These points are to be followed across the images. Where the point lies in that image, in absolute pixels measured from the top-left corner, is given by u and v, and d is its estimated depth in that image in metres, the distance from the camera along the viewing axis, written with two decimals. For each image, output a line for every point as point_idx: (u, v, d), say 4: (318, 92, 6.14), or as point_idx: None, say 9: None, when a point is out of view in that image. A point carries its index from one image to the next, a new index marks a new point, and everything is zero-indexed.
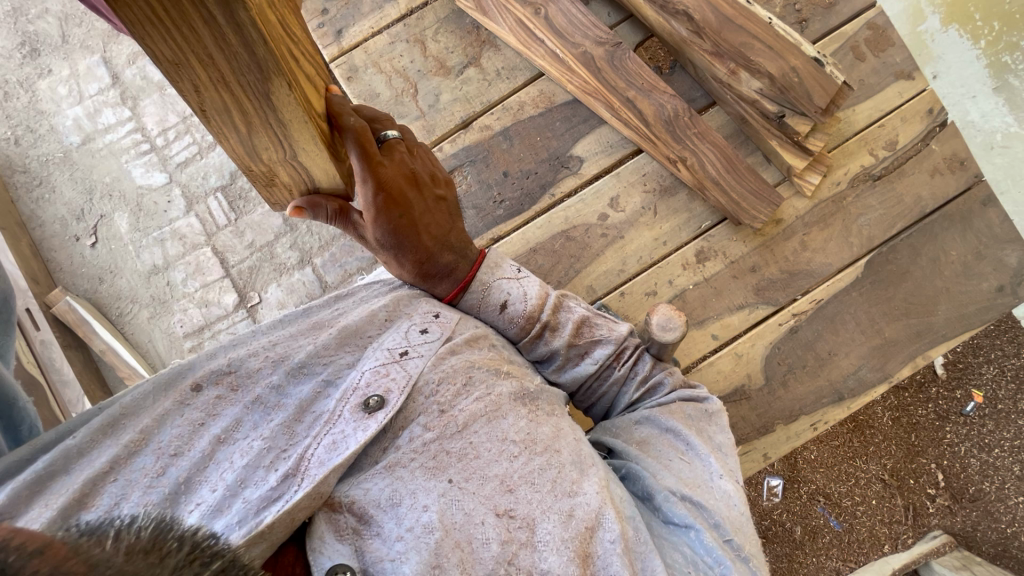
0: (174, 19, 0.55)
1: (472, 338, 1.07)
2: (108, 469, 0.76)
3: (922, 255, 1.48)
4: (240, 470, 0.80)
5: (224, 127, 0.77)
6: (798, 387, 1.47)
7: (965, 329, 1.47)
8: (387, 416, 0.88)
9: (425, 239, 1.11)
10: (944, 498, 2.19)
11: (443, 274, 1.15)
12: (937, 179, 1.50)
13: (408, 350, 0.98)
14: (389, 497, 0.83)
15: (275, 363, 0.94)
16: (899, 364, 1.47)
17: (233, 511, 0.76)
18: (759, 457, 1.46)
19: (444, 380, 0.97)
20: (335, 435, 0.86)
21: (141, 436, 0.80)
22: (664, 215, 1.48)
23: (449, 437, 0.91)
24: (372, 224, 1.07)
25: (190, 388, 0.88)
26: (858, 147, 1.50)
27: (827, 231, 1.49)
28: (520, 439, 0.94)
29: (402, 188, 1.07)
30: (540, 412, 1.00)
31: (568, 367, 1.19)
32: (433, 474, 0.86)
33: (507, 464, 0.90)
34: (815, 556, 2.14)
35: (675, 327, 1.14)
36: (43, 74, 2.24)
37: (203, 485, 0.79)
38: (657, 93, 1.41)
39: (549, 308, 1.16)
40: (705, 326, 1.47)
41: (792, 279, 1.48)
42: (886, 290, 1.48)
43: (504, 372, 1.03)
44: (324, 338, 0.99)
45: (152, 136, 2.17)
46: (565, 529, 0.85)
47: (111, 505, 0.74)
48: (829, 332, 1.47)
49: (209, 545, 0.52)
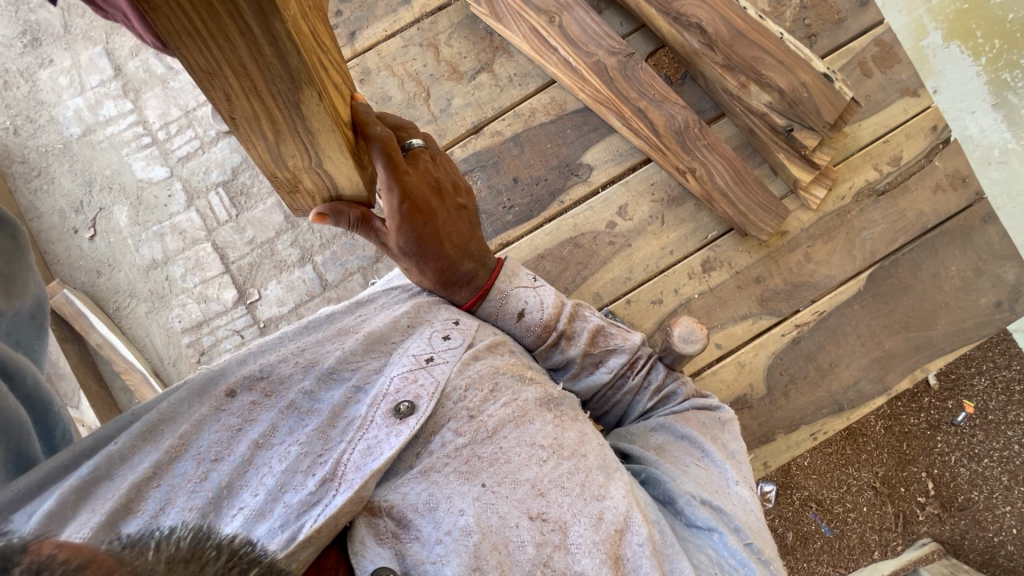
0: (211, 31, 0.56)
1: (492, 344, 1.08)
2: (152, 475, 0.75)
3: (923, 269, 1.51)
4: (279, 475, 0.81)
5: (252, 134, 0.78)
6: (798, 397, 1.49)
7: (963, 343, 1.50)
8: (419, 421, 0.89)
9: (447, 248, 1.12)
10: (934, 506, 2.22)
11: (463, 282, 1.16)
12: (939, 196, 1.52)
13: (435, 356, 0.99)
14: (426, 501, 0.84)
15: (306, 369, 0.94)
16: (898, 376, 1.49)
17: (275, 515, 0.76)
18: (759, 465, 1.48)
19: (470, 386, 0.97)
20: (368, 440, 0.87)
21: (181, 442, 0.80)
22: (671, 224, 1.50)
23: (480, 442, 0.92)
24: (395, 231, 1.07)
25: (225, 393, 0.88)
26: (864, 163, 1.52)
27: (831, 244, 1.51)
28: (548, 443, 0.95)
29: (426, 196, 1.08)
30: (564, 417, 1.01)
31: (583, 376, 1.20)
32: (466, 478, 0.87)
33: (537, 468, 0.91)
34: (807, 561, 2.18)
35: (696, 340, 1.15)
36: (44, 63, 2.22)
37: (244, 490, 0.78)
38: (669, 104, 1.43)
39: (564, 316, 1.18)
40: (709, 335, 1.49)
41: (796, 290, 1.50)
42: (887, 303, 1.50)
43: (527, 378, 1.04)
44: (352, 344, 1.00)
45: (154, 130, 2.16)
46: (596, 531, 0.87)
47: (156, 510, 0.72)
48: (830, 343, 1.50)
49: (245, 553, 0.56)
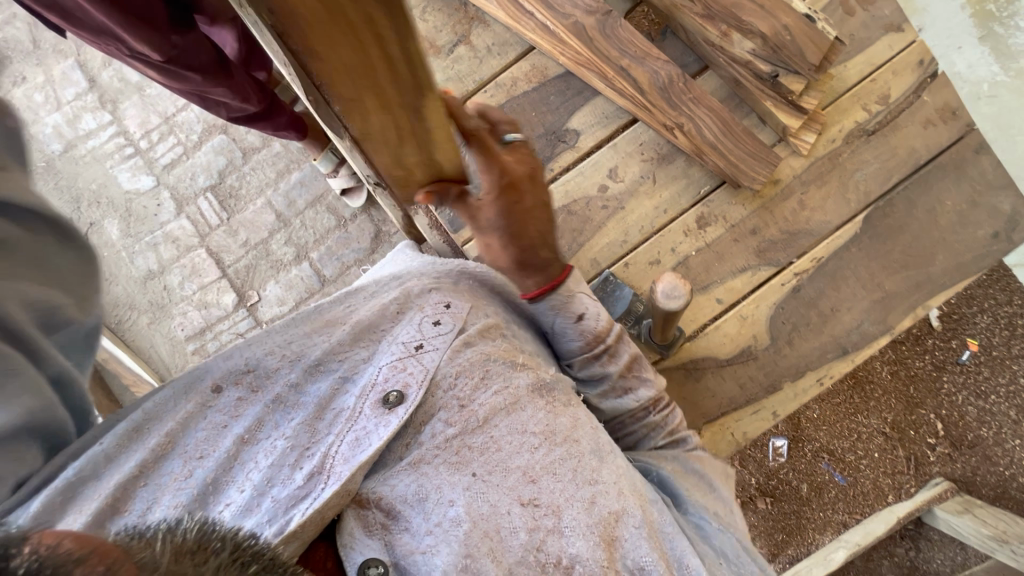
0: (341, 25, 0.63)
1: (484, 328, 1.04)
2: (138, 474, 0.79)
3: (918, 206, 1.50)
4: (267, 467, 0.83)
5: (381, 145, 0.84)
6: (802, 345, 1.49)
7: (965, 277, 1.49)
8: (408, 410, 0.90)
9: (532, 230, 1.06)
10: (945, 446, 2.24)
11: (541, 273, 1.13)
12: (931, 131, 1.50)
13: (423, 343, 0.99)
14: (415, 493, 0.86)
15: (292, 362, 0.95)
16: (901, 315, 1.49)
17: (263, 509, 0.79)
18: (769, 415, 1.47)
19: (461, 373, 0.97)
20: (355, 430, 0.88)
21: (167, 439, 0.82)
22: (664, 182, 1.49)
23: (470, 432, 0.92)
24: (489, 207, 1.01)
25: (211, 389, 0.89)
26: (851, 103, 1.51)
27: (825, 189, 1.50)
28: (540, 430, 0.94)
29: (521, 176, 1.02)
30: (556, 402, 0.99)
31: (607, 391, 1.18)
32: (456, 468, 0.89)
33: (528, 455, 0.92)
34: (822, 510, 2.21)
35: (679, 295, 1.15)
36: (16, 82, 2.20)
37: (232, 486, 0.81)
38: (651, 60, 1.41)
39: (615, 334, 1.18)
40: (709, 291, 1.49)
41: (792, 238, 1.49)
42: (884, 244, 1.50)
43: (519, 364, 1.01)
44: (337, 334, 0.99)
45: (135, 139, 2.14)
46: (588, 515, 0.89)
47: (145, 508, 0.77)
48: (830, 289, 1.50)
49: (249, 545, 0.56)
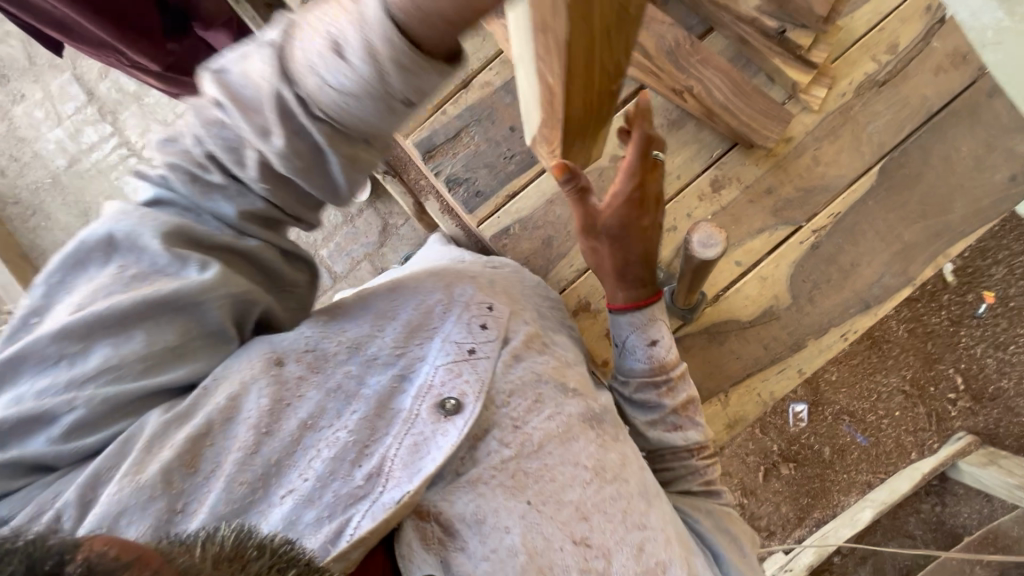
0: None
1: (526, 340, 1.08)
2: (206, 432, 0.80)
3: (933, 154, 1.49)
4: (328, 460, 0.83)
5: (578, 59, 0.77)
6: (824, 301, 1.49)
7: (983, 223, 1.47)
8: (466, 422, 0.90)
9: (637, 245, 1.17)
10: (966, 400, 2.24)
11: (633, 284, 1.20)
12: (941, 77, 1.49)
13: (474, 347, 0.99)
14: (474, 512, 0.89)
15: (350, 351, 0.94)
16: (922, 265, 1.48)
17: (324, 503, 0.80)
18: (794, 372, 1.49)
19: (515, 393, 0.99)
20: (414, 433, 0.89)
21: (233, 404, 0.83)
22: (675, 149, 1.52)
23: (526, 456, 0.95)
24: (611, 211, 1.13)
25: (275, 360, 0.88)
26: (860, 55, 1.50)
27: (838, 143, 1.49)
28: (591, 464, 0.98)
29: (648, 198, 1.15)
30: (606, 436, 1.03)
31: (649, 417, 1.21)
32: (513, 493, 0.91)
33: (581, 490, 0.95)
34: (847, 472, 2.22)
35: (714, 244, 1.15)
36: (18, 100, 2.43)
37: (293, 471, 0.82)
38: (656, 25, 1.40)
39: (678, 370, 1.20)
40: (728, 253, 1.50)
41: (808, 196, 1.49)
42: (900, 195, 1.49)
43: (570, 391, 1.05)
44: (389, 328, 0.99)
45: (138, 150, 2.34)
46: (637, 561, 0.94)
47: (212, 470, 0.79)
48: (849, 244, 1.49)
49: (287, 550, 0.56)
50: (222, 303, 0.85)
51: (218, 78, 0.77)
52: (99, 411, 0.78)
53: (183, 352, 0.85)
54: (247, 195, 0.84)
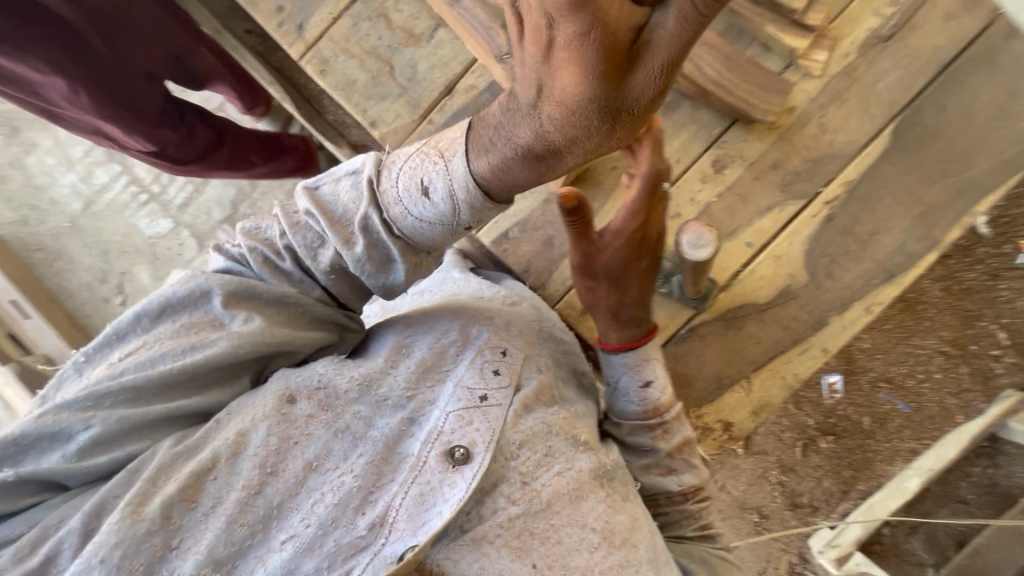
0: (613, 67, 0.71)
1: (538, 389, 1.03)
2: (211, 466, 0.83)
3: (950, 107, 1.39)
4: (330, 506, 0.83)
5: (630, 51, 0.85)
6: (844, 275, 1.42)
7: (1011, 175, 1.37)
8: (474, 474, 0.87)
9: (634, 285, 1.13)
10: (1014, 355, 2.08)
11: (627, 326, 1.18)
12: (952, 24, 1.39)
13: (485, 395, 0.96)
14: (476, 572, 0.86)
15: (361, 391, 0.94)
16: (946, 227, 1.39)
17: (323, 552, 0.81)
18: (818, 352, 1.41)
19: (524, 445, 0.95)
20: (420, 481, 0.87)
21: (241, 438, 0.85)
22: (672, 133, 1.46)
23: (534, 515, 0.91)
24: (612, 251, 1.09)
25: (287, 399, 0.90)
26: (861, 12, 1.42)
27: (845, 108, 1.41)
28: (600, 527, 0.95)
29: (653, 236, 1.11)
30: (614, 497, 1.00)
31: (642, 457, 1.18)
32: (518, 555, 0.88)
33: (588, 555, 0.92)
34: (888, 441, 2.14)
35: (705, 244, 1.18)
36: (29, 150, 2.47)
37: (295, 513, 0.82)
38: None
39: (673, 410, 1.18)
40: (737, 236, 1.44)
41: (817, 167, 1.41)
42: (918, 154, 1.40)
43: (581, 445, 1.02)
44: (401, 368, 0.98)
45: (148, 186, 2.40)
46: None
47: (212, 503, 0.81)
48: (866, 212, 1.41)
49: None
50: (252, 354, 0.92)
51: (312, 193, 0.98)
52: (113, 430, 0.84)
53: (200, 382, 0.91)
54: (307, 283, 1.00)
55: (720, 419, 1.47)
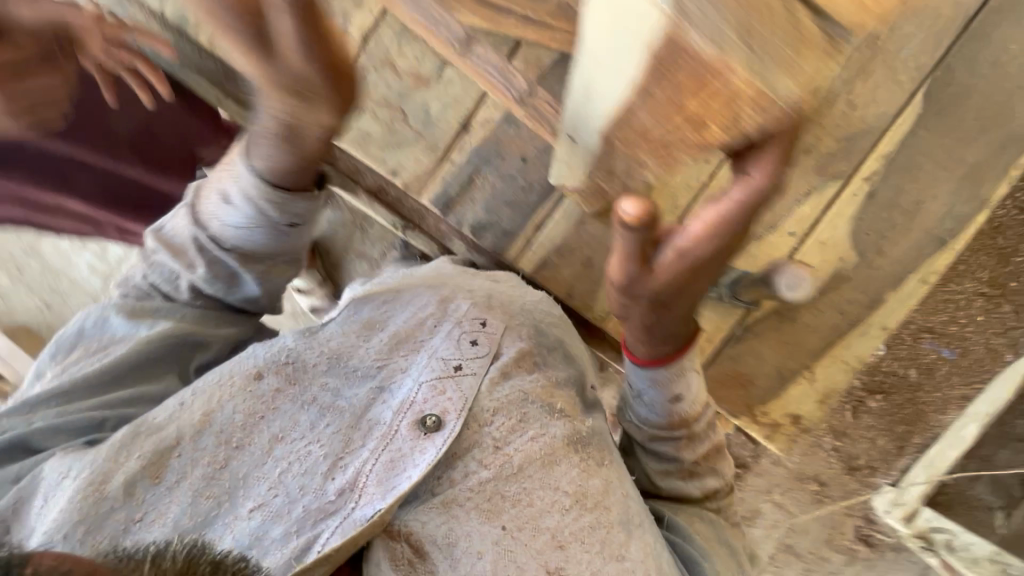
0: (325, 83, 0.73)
1: (517, 356, 0.99)
2: (176, 445, 0.80)
3: (982, 62, 1.29)
4: (295, 474, 0.81)
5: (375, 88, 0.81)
6: (894, 249, 1.38)
7: None
8: (445, 440, 0.86)
9: (676, 307, 0.88)
10: None
11: (659, 343, 0.98)
12: None
13: (461, 365, 0.94)
14: (443, 534, 0.83)
15: (330, 363, 0.93)
16: (994, 181, 1.34)
17: (292, 517, 0.78)
18: (880, 330, 1.42)
19: (500, 412, 0.92)
20: (388, 450, 0.85)
21: (206, 416, 0.83)
22: None
23: (504, 479, 0.87)
24: (660, 276, 0.82)
25: (254, 376, 0.88)
26: None
27: (872, 80, 1.26)
28: (573, 490, 0.88)
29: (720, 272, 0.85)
30: (589, 459, 0.93)
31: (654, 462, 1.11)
32: (487, 516, 0.84)
33: (558, 516, 0.86)
34: None
35: (801, 285, 1.24)
36: None
37: (258, 480, 0.80)
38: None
39: (705, 420, 1.08)
40: (781, 228, 1.34)
41: (852, 144, 1.29)
42: (951, 117, 1.31)
43: (557, 411, 0.95)
44: (371, 339, 0.98)
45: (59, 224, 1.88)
46: None
47: (173, 481, 0.78)
48: (908, 181, 1.35)
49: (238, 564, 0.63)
50: (164, 347, 0.96)
51: (156, 235, 1.00)
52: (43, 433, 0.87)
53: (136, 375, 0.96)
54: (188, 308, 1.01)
55: (787, 413, 1.47)
